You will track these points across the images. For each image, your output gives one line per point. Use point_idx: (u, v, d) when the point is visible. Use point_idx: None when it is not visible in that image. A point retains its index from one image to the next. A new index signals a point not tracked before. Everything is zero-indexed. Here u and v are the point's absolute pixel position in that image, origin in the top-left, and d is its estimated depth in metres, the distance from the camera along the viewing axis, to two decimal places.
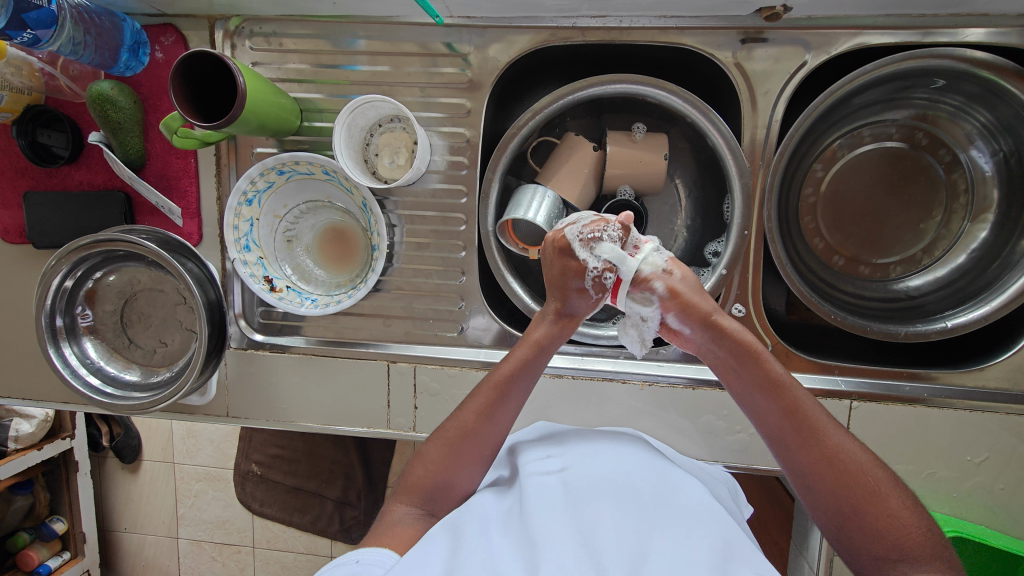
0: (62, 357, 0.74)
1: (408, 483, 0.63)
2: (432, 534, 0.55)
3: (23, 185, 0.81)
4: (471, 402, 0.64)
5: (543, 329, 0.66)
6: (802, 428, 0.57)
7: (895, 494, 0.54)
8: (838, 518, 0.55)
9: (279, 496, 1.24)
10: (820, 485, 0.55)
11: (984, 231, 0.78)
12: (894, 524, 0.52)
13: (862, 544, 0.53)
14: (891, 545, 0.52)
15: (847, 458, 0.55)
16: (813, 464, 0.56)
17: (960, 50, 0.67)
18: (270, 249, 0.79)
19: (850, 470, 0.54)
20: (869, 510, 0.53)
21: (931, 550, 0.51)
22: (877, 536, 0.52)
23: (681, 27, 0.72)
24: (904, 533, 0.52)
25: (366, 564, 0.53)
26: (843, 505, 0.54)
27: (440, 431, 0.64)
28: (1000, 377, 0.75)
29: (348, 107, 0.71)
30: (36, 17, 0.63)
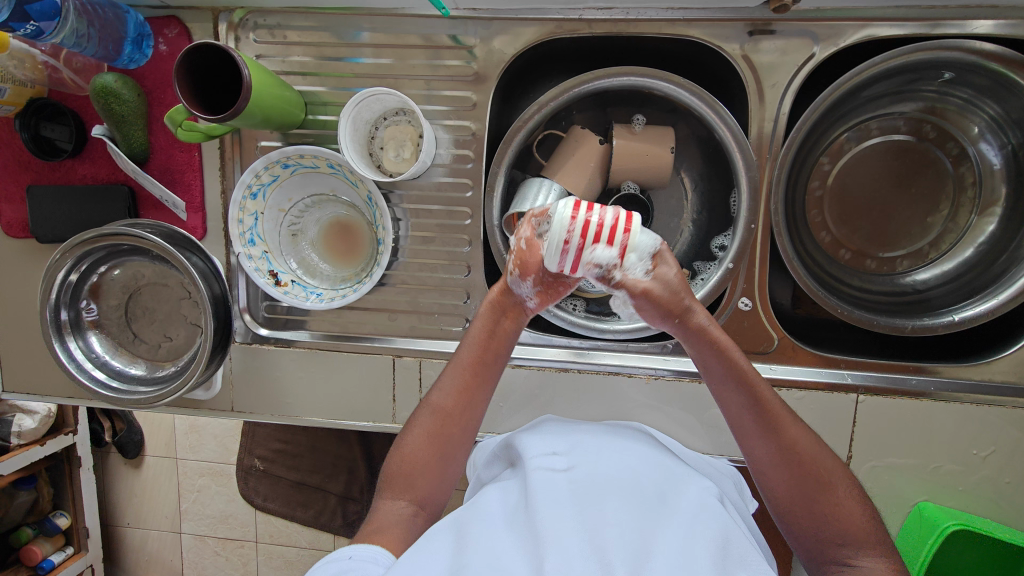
0: (66, 351, 0.74)
1: (393, 476, 0.62)
2: (435, 532, 0.54)
3: (25, 179, 0.81)
4: (443, 387, 0.63)
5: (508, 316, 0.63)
6: (768, 419, 0.57)
7: (844, 485, 0.56)
8: (789, 507, 0.57)
9: (283, 491, 1.24)
10: (777, 476, 0.57)
11: (991, 225, 0.78)
12: (842, 513, 0.55)
13: (808, 530, 0.56)
14: (838, 534, 0.55)
15: (804, 451, 0.56)
16: (774, 456, 0.57)
17: (969, 42, 0.66)
18: (275, 243, 0.79)
19: (807, 463, 0.56)
20: (821, 500, 0.56)
21: (873, 537, 0.55)
22: (824, 525, 0.55)
23: (689, 19, 0.72)
24: (851, 523, 0.55)
25: (359, 561, 0.53)
26: (797, 495, 0.56)
27: (416, 415, 0.63)
28: (1007, 371, 0.74)
29: (352, 100, 0.70)
30: (39, 8, 0.63)
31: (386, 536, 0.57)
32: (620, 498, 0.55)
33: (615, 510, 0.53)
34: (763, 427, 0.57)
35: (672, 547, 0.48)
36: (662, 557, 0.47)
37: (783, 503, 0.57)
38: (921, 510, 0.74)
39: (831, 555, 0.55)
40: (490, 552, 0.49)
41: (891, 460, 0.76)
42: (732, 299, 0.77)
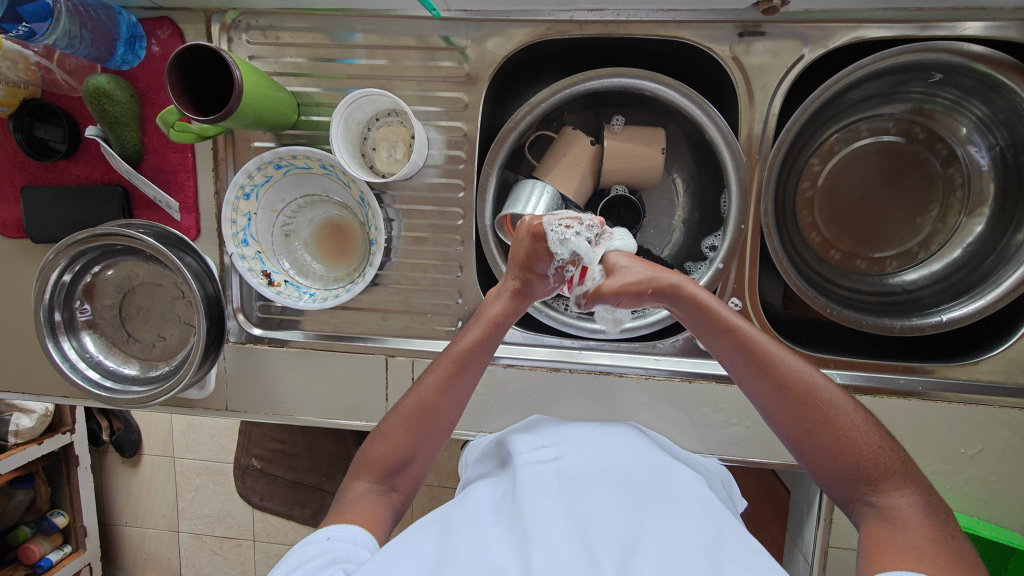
0: (60, 351, 0.74)
1: (372, 460, 0.62)
2: (422, 523, 0.55)
3: (20, 179, 0.81)
4: (430, 381, 0.64)
5: (498, 302, 0.67)
6: (761, 354, 0.58)
7: (858, 420, 0.54)
8: (805, 447, 0.55)
9: (280, 489, 1.25)
10: (786, 418, 0.56)
11: (980, 225, 0.78)
12: (858, 450, 0.53)
13: (831, 465, 0.54)
14: (855, 471, 0.53)
15: (806, 389, 0.56)
16: (775, 396, 0.57)
17: (956, 44, 0.67)
18: (268, 244, 0.79)
19: (814, 400, 0.55)
20: (832, 438, 0.54)
21: (897, 471, 0.52)
22: (840, 462, 0.54)
23: (679, 20, 0.72)
24: (868, 457, 0.52)
25: (338, 541, 0.53)
26: (808, 435, 0.55)
27: (399, 406, 0.64)
28: (995, 371, 0.75)
29: (344, 101, 0.71)
30: (31, 10, 0.63)
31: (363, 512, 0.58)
32: (607, 489, 0.56)
33: (603, 501, 0.54)
34: (758, 370, 0.58)
35: (659, 538, 0.49)
36: (649, 547, 0.48)
37: (797, 445, 0.56)
38: None
39: (854, 494, 0.53)
40: (478, 545, 0.50)
41: None
42: (722, 299, 0.77)
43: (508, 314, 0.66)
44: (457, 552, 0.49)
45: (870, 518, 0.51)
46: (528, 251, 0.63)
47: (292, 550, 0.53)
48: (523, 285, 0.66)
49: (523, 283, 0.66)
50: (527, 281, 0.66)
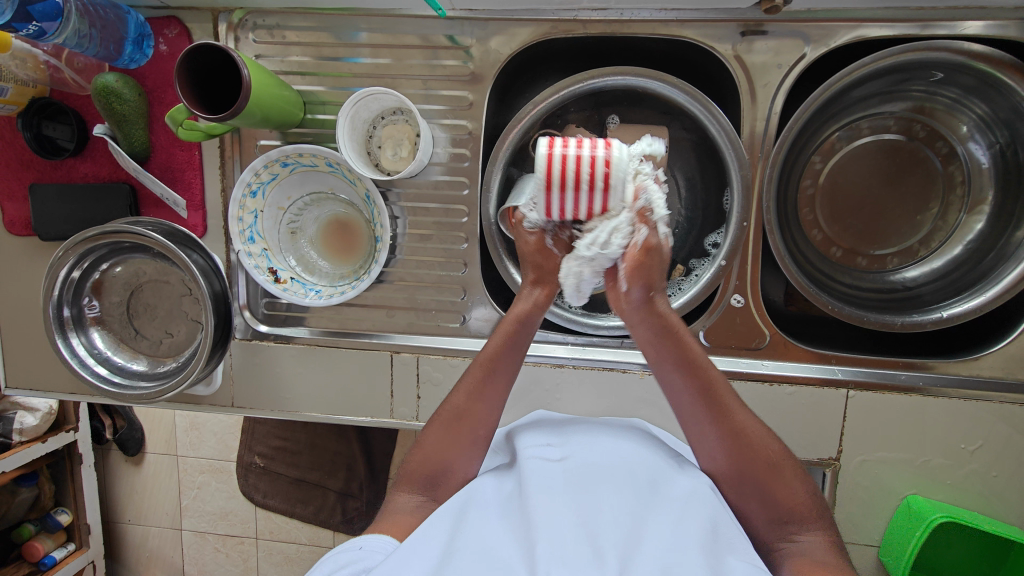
0: (69, 347, 0.75)
1: (411, 471, 0.63)
2: (435, 516, 0.55)
3: (28, 177, 0.82)
4: (463, 388, 0.64)
5: (521, 304, 0.64)
6: (717, 404, 0.59)
7: (788, 463, 0.58)
8: (740, 492, 0.59)
9: (282, 487, 1.26)
10: (728, 462, 0.59)
11: (980, 223, 0.79)
12: (786, 494, 0.57)
13: (763, 508, 0.58)
14: (784, 513, 0.57)
15: (750, 440, 0.58)
16: (721, 443, 0.58)
17: (958, 43, 0.67)
18: (274, 241, 0.80)
19: (756, 447, 0.58)
20: (765, 484, 0.57)
21: (814, 515, 0.57)
22: (770, 506, 0.57)
23: (682, 19, 0.73)
24: (793, 501, 0.57)
25: (370, 551, 0.54)
26: (744, 477, 0.58)
27: (435, 416, 0.66)
28: (995, 366, 0.75)
29: (350, 100, 0.71)
30: (42, 9, 0.64)
31: (402, 527, 0.59)
32: (611, 484, 0.57)
33: (607, 498, 0.55)
34: (710, 413, 0.59)
35: (659, 530, 0.51)
36: (650, 539, 0.50)
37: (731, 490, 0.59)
38: (911, 503, 0.76)
39: (775, 534, 0.57)
40: (484, 541, 0.51)
41: (881, 454, 0.77)
42: (725, 296, 0.78)
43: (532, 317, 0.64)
44: (465, 549, 0.49)
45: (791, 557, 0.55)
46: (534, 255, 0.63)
47: (324, 559, 0.54)
48: (541, 289, 0.64)
49: (541, 287, 0.64)
50: (544, 284, 0.64)
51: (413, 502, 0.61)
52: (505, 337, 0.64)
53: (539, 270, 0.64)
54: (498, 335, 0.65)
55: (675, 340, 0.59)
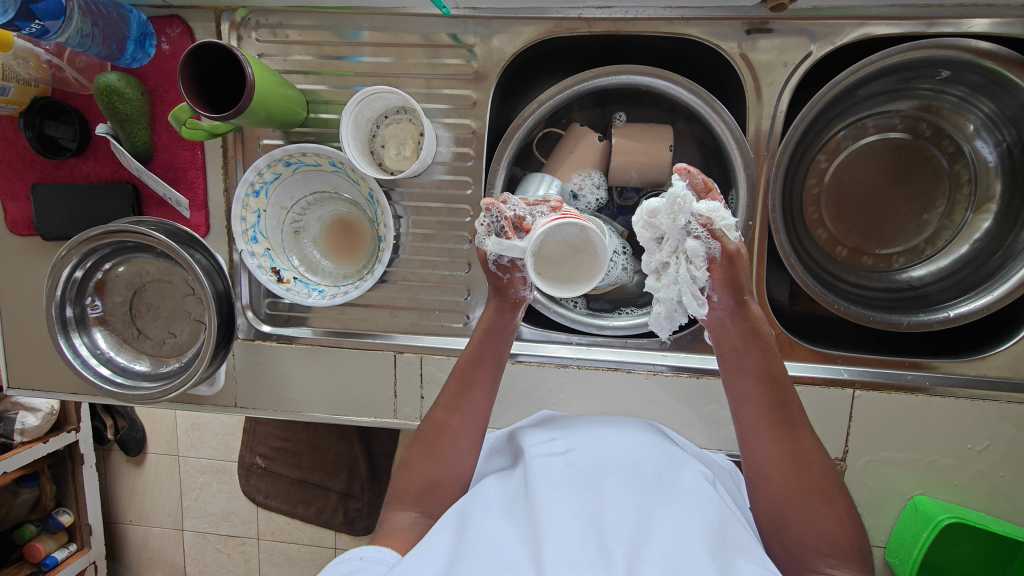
0: (71, 347, 0.75)
1: (402, 490, 0.63)
2: (437, 526, 0.55)
3: (30, 177, 0.82)
4: (443, 402, 0.66)
5: (486, 318, 0.67)
6: (788, 422, 0.57)
7: (842, 501, 0.56)
8: (789, 516, 0.56)
9: (284, 488, 1.25)
10: (780, 484, 0.57)
11: (987, 221, 0.79)
12: (832, 519, 0.55)
13: (809, 537, 0.55)
14: (825, 545, 0.54)
15: (806, 468, 0.56)
16: (782, 461, 0.57)
17: (965, 41, 0.67)
18: (277, 241, 0.79)
19: (812, 473, 0.56)
20: (815, 509, 0.55)
21: (857, 552, 0.54)
22: (817, 531, 0.55)
23: (687, 17, 0.72)
24: (839, 539, 0.54)
25: (372, 561, 0.53)
26: (799, 502, 0.56)
27: (416, 434, 0.66)
28: (1002, 366, 0.75)
29: (354, 99, 0.71)
30: (44, 8, 0.63)
31: (400, 543, 0.58)
32: (618, 478, 0.57)
33: (613, 496, 0.55)
34: (778, 432, 0.57)
35: (667, 525, 0.50)
36: (657, 535, 0.50)
37: (774, 513, 0.57)
38: (917, 503, 0.75)
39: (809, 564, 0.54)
40: (490, 538, 0.50)
41: (887, 454, 0.77)
42: None
43: (496, 324, 0.66)
44: (470, 548, 0.49)
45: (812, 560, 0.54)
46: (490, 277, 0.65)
47: (327, 567, 0.54)
48: (498, 300, 0.66)
49: (497, 298, 0.66)
50: (500, 295, 0.66)
51: (410, 519, 0.60)
52: (476, 347, 0.67)
53: (493, 286, 0.66)
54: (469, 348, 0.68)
55: (763, 351, 0.57)
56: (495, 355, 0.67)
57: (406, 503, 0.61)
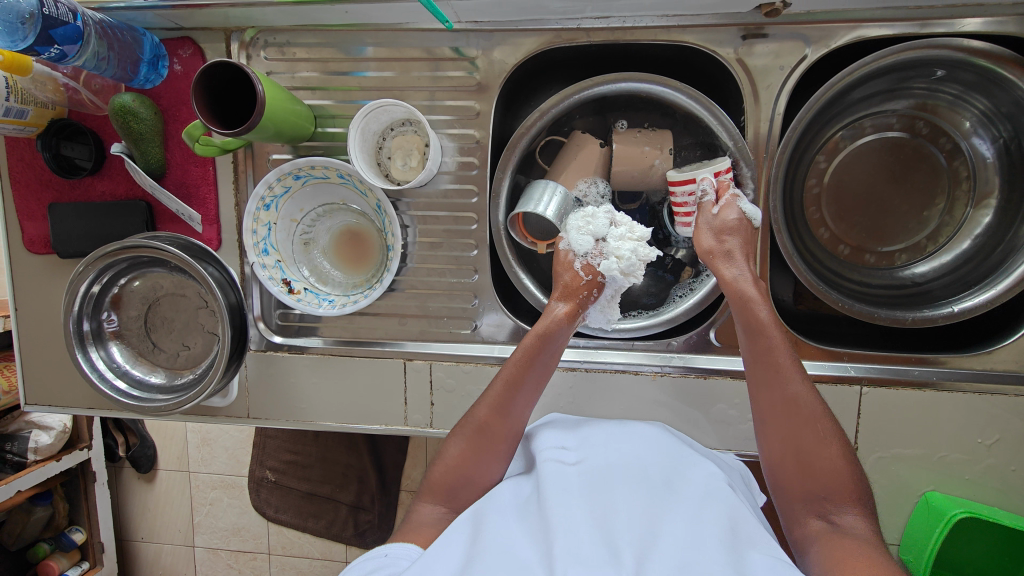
0: (88, 361, 0.76)
1: (434, 483, 0.65)
2: (454, 525, 0.56)
3: (47, 197, 0.84)
4: (487, 401, 0.65)
5: (547, 320, 0.68)
6: (775, 370, 0.62)
7: (836, 441, 0.60)
8: (785, 463, 0.61)
9: (294, 501, 1.27)
10: (781, 427, 0.61)
11: (987, 217, 0.79)
12: (826, 469, 0.58)
13: (806, 482, 0.59)
14: (822, 490, 0.58)
15: (804, 413, 0.60)
16: (773, 411, 0.61)
17: (956, 40, 0.68)
18: (288, 252, 0.81)
19: (808, 417, 0.60)
20: (807, 456, 0.59)
21: (856, 496, 0.58)
22: (809, 478, 0.59)
23: (683, 25, 0.74)
24: (838, 483, 0.58)
25: (396, 558, 0.55)
26: (792, 452, 0.60)
27: (459, 427, 0.67)
28: (1009, 360, 0.75)
29: (360, 112, 0.73)
30: (63, 33, 0.65)
31: (424, 538, 0.60)
32: (627, 483, 0.58)
33: (622, 500, 0.56)
34: (776, 377, 0.61)
35: (676, 526, 0.51)
36: (665, 536, 0.50)
37: (778, 463, 0.61)
38: (930, 499, 0.75)
39: (807, 511, 0.59)
40: (501, 540, 0.51)
41: (897, 450, 0.77)
42: None
43: (556, 331, 0.67)
44: (483, 549, 0.50)
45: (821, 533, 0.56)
46: (567, 277, 0.72)
47: (354, 563, 0.56)
48: (568, 305, 0.70)
49: (568, 303, 0.70)
50: (570, 300, 0.70)
51: (437, 513, 0.63)
52: (530, 351, 0.66)
53: (568, 288, 0.71)
54: (522, 349, 0.66)
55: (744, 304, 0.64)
56: (547, 364, 0.67)
57: (435, 502, 0.64)
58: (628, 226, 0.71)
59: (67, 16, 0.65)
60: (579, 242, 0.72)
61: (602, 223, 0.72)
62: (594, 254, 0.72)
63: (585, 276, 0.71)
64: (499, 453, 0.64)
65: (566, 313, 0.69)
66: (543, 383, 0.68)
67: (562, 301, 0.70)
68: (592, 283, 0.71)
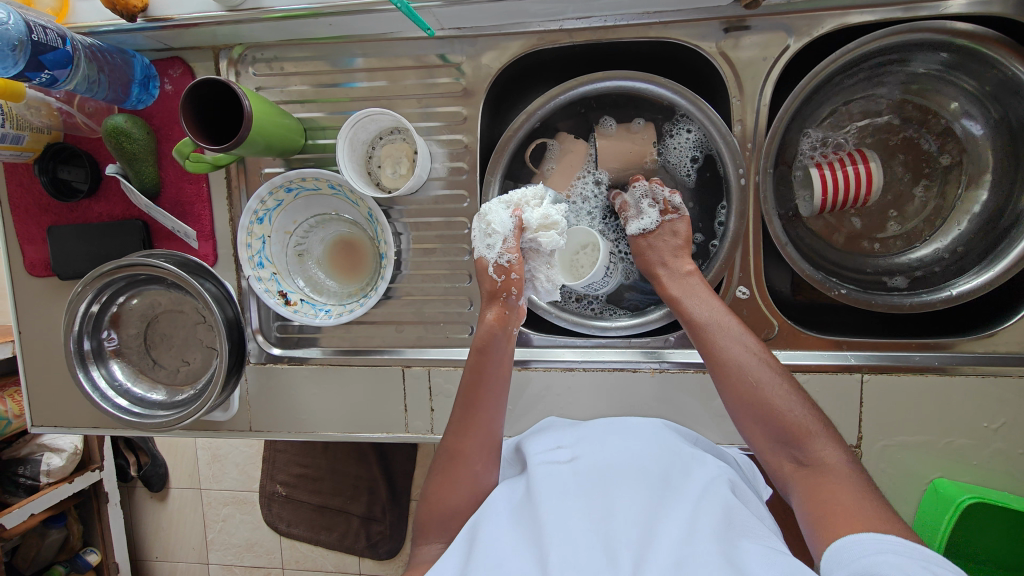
0: (90, 380, 0.77)
1: (422, 523, 0.63)
2: (452, 546, 0.55)
3: (46, 221, 0.85)
4: (452, 429, 0.66)
5: (480, 332, 0.67)
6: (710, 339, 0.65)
7: (777, 381, 0.61)
8: (748, 425, 0.61)
9: (306, 514, 1.27)
10: (725, 390, 0.63)
11: (981, 199, 0.79)
12: (787, 416, 0.59)
13: (767, 431, 0.60)
14: (785, 435, 0.59)
15: (744, 366, 0.62)
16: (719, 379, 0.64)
17: (941, 23, 0.68)
18: (283, 265, 0.82)
19: (744, 380, 0.61)
20: (763, 408, 0.60)
21: (815, 430, 0.58)
22: (772, 427, 0.59)
23: (665, 22, 0.74)
24: (791, 419, 0.59)
25: None
26: (746, 407, 0.61)
27: (434, 463, 0.66)
28: (1011, 341, 0.74)
29: (348, 123, 0.73)
30: (53, 58, 0.66)
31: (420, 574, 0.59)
32: (625, 485, 0.58)
33: (621, 500, 0.56)
34: (710, 351, 0.65)
35: (675, 521, 0.51)
36: (663, 533, 0.50)
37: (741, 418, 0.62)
38: (938, 486, 0.74)
39: (778, 455, 0.59)
40: (498, 547, 0.51)
41: (902, 439, 0.75)
42: (730, 289, 0.78)
43: (490, 341, 0.66)
44: (480, 558, 0.50)
45: (801, 476, 0.57)
46: (490, 282, 0.68)
47: None
48: (495, 311, 0.67)
49: (494, 310, 0.68)
50: (496, 305, 0.68)
51: (437, 550, 0.61)
52: (473, 370, 0.66)
53: (489, 292, 0.68)
54: (468, 369, 0.67)
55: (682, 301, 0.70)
56: (496, 373, 0.66)
57: (434, 520, 0.62)
58: (527, 199, 0.69)
59: (57, 41, 0.66)
60: (490, 244, 0.68)
61: (509, 220, 0.67)
62: (509, 253, 0.67)
63: (502, 278, 0.67)
64: (479, 472, 0.64)
65: (496, 319, 0.67)
66: (508, 380, 0.68)
67: (491, 307, 0.68)
68: (511, 284, 0.68)
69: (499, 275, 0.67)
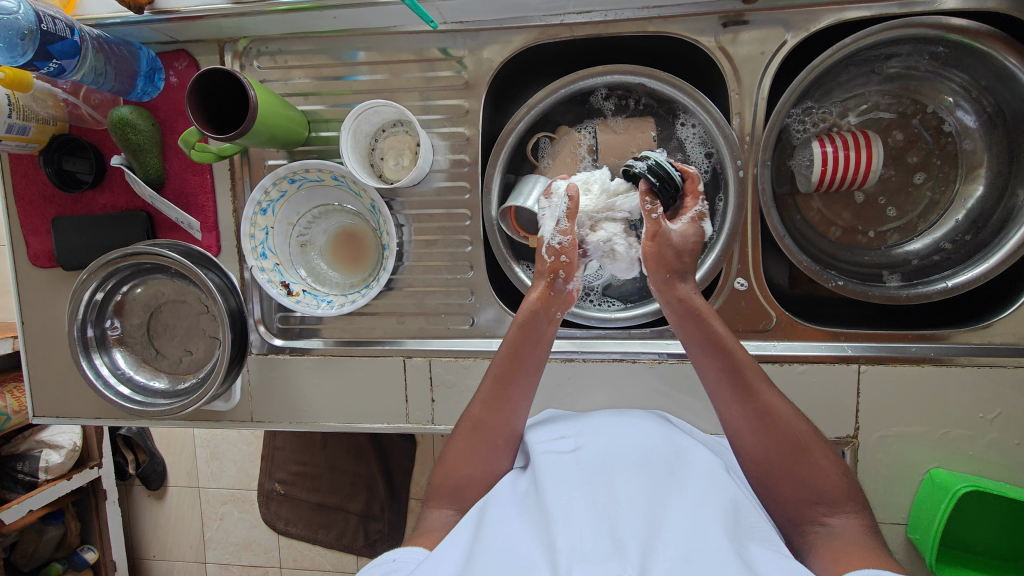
0: (93, 367, 0.78)
1: (438, 486, 0.65)
2: (456, 529, 0.56)
3: (51, 212, 0.86)
4: (480, 399, 0.66)
5: (524, 310, 0.67)
6: (746, 381, 0.61)
7: (809, 437, 0.60)
8: (776, 478, 0.59)
9: (303, 513, 1.23)
10: (756, 436, 0.60)
11: (978, 190, 0.80)
12: (817, 475, 0.58)
13: (797, 490, 0.58)
14: (815, 495, 0.58)
15: (785, 419, 0.60)
16: (751, 424, 0.60)
17: (933, 19, 0.70)
18: (286, 255, 0.82)
19: (783, 434, 0.59)
20: (797, 463, 0.59)
21: (848, 494, 0.58)
22: (801, 487, 0.58)
23: (665, 16, 0.76)
24: (826, 483, 0.58)
25: (404, 561, 0.55)
26: (776, 459, 0.59)
27: (457, 429, 0.67)
28: (1007, 332, 0.75)
29: (351, 114, 0.74)
30: (60, 48, 0.67)
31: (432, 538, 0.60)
32: (628, 474, 0.58)
33: (624, 487, 0.56)
34: (744, 394, 0.61)
35: (680, 512, 0.52)
36: (669, 523, 0.51)
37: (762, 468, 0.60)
38: (934, 476, 0.75)
39: (803, 518, 0.58)
40: (504, 533, 0.52)
41: (898, 429, 0.76)
42: (728, 281, 0.79)
43: (532, 320, 0.66)
44: (485, 543, 0.51)
45: (821, 538, 0.56)
46: (545, 261, 0.69)
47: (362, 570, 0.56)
48: (542, 289, 0.67)
49: (542, 289, 0.67)
50: (545, 283, 0.68)
51: (449, 515, 0.62)
52: (512, 345, 0.66)
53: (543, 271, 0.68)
54: (506, 343, 0.66)
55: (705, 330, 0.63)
56: (535, 352, 0.66)
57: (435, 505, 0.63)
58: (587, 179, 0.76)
59: (65, 31, 0.67)
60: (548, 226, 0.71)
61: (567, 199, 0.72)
62: (561, 235, 0.69)
63: (553, 257, 0.68)
64: (490, 450, 0.65)
65: (540, 297, 0.67)
66: (543, 362, 0.67)
67: (541, 285, 0.68)
68: (559, 265, 0.68)
69: (548, 255, 0.68)
